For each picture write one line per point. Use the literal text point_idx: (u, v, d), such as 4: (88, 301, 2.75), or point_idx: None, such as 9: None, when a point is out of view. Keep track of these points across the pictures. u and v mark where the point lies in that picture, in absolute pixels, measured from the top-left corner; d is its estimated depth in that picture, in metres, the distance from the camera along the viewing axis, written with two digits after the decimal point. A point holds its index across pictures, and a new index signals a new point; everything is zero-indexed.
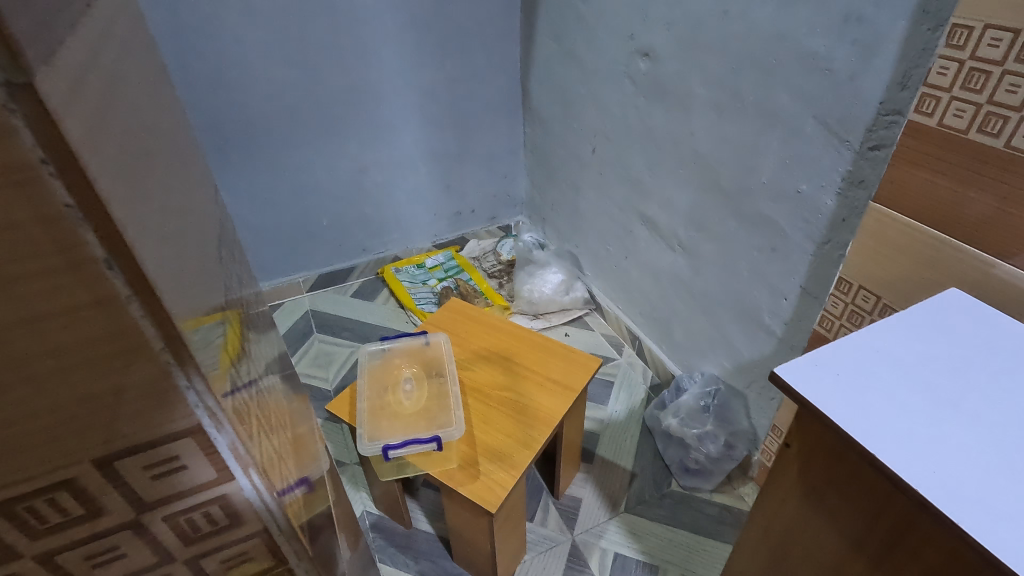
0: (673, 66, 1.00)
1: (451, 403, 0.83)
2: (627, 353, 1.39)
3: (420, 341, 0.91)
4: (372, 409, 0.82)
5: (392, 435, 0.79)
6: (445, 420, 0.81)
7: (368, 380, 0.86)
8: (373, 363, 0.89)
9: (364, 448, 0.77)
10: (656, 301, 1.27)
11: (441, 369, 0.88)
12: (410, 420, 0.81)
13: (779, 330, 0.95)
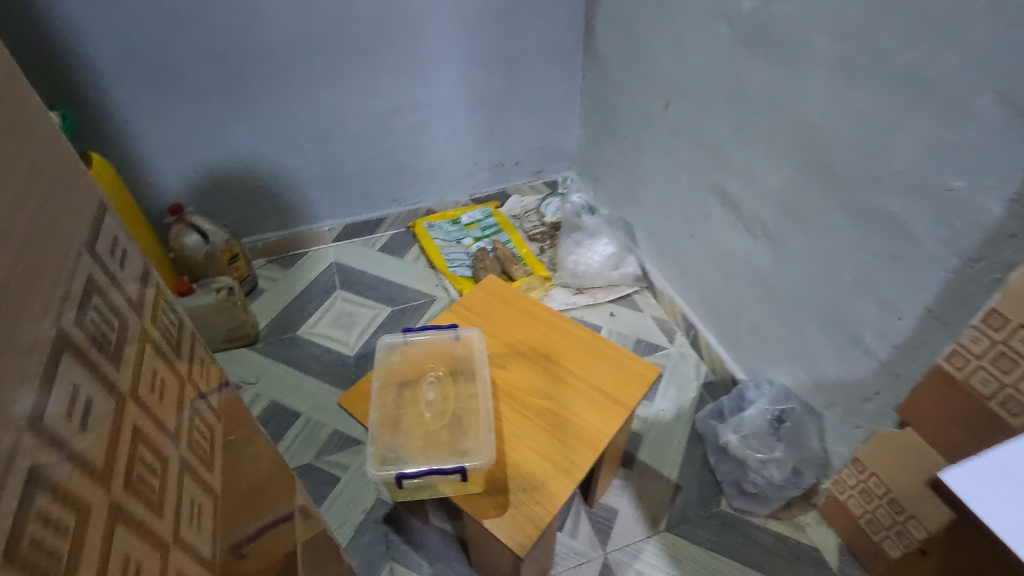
0: (789, 7, 0.78)
1: (480, 419, 0.68)
2: (679, 343, 1.23)
3: (449, 337, 0.76)
4: (386, 420, 0.68)
5: (408, 457, 0.65)
6: (472, 442, 0.66)
7: (384, 382, 0.72)
8: (391, 361, 0.74)
9: (374, 471, 0.63)
10: (721, 291, 1.10)
11: (471, 374, 0.73)
12: (430, 437, 0.67)
13: (883, 354, 0.78)
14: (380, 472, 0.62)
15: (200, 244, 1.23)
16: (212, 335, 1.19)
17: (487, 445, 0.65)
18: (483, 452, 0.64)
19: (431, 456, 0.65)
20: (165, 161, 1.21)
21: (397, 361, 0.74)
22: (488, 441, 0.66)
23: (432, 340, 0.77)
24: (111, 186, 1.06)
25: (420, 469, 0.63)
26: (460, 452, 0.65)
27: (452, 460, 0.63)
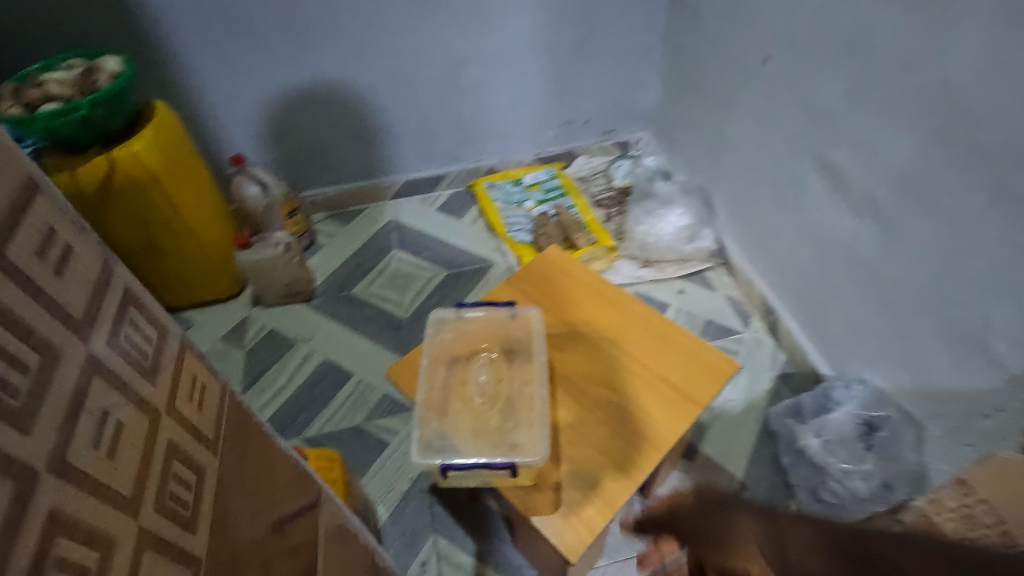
0: None
1: (535, 412, 0.63)
2: (754, 327, 1.12)
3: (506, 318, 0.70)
4: (435, 404, 0.64)
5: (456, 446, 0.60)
6: (526, 437, 0.61)
7: (434, 361, 0.68)
8: (442, 338, 0.70)
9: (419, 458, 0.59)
10: (812, 275, 0.97)
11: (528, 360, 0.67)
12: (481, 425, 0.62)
13: (1016, 366, 0.65)
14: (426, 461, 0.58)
15: (261, 197, 1.22)
16: (270, 289, 1.20)
17: (541, 441, 0.60)
18: (534, 450, 0.59)
19: (482, 450, 0.60)
20: (228, 110, 1.19)
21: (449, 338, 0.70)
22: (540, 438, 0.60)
23: (486, 317, 0.71)
24: (180, 134, 1.05)
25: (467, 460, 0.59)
26: (512, 448, 0.60)
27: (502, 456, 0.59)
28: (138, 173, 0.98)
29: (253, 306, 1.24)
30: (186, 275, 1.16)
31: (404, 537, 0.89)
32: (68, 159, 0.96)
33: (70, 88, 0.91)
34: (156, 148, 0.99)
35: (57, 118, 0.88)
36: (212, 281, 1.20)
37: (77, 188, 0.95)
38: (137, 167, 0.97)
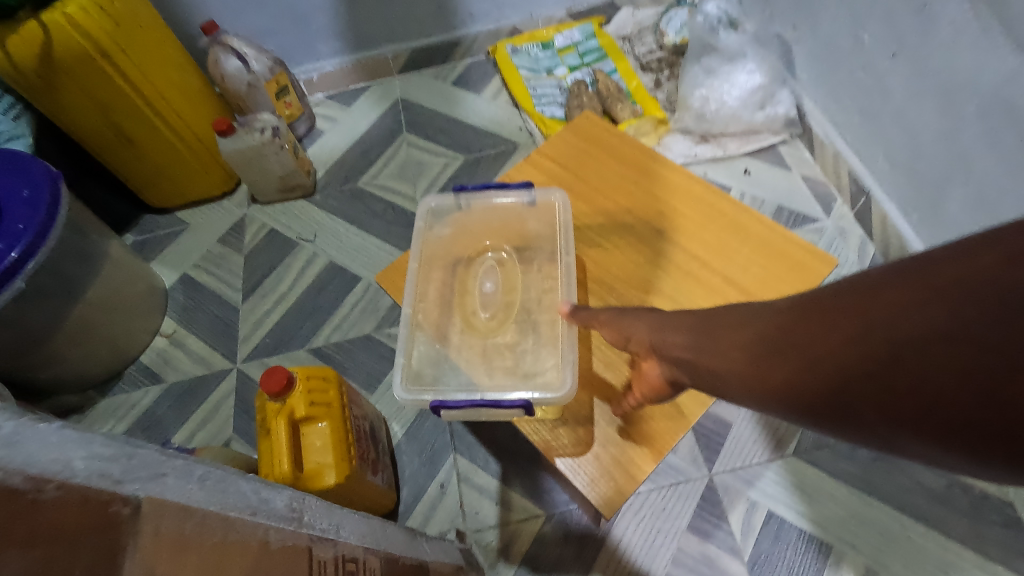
0: None
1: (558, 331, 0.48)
2: (838, 214, 0.92)
3: (524, 209, 0.54)
4: (428, 318, 0.50)
5: (454, 378, 0.48)
6: (546, 367, 0.47)
7: (429, 265, 0.53)
8: (441, 236, 0.54)
9: (403, 389, 0.45)
10: (930, 144, 0.74)
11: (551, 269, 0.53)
12: (488, 352, 0.49)
13: None
14: (411, 392, 0.44)
15: (243, 72, 1.03)
16: (264, 185, 1.05)
17: (565, 365, 0.44)
18: (557, 381, 0.45)
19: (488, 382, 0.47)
20: None
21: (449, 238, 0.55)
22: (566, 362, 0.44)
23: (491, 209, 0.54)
24: None
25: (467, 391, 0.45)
26: (526, 380, 0.46)
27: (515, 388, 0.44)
28: (81, 42, 0.80)
29: (251, 204, 1.11)
30: (168, 169, 1.02)
31: (420, 457, 0.80)
32: None
33: None
34: (96, 8, 0.81)
35: None
36: (199, 177, 1.06)
37: (13, 64, 0.80)
38: (78, 35, 0.80)
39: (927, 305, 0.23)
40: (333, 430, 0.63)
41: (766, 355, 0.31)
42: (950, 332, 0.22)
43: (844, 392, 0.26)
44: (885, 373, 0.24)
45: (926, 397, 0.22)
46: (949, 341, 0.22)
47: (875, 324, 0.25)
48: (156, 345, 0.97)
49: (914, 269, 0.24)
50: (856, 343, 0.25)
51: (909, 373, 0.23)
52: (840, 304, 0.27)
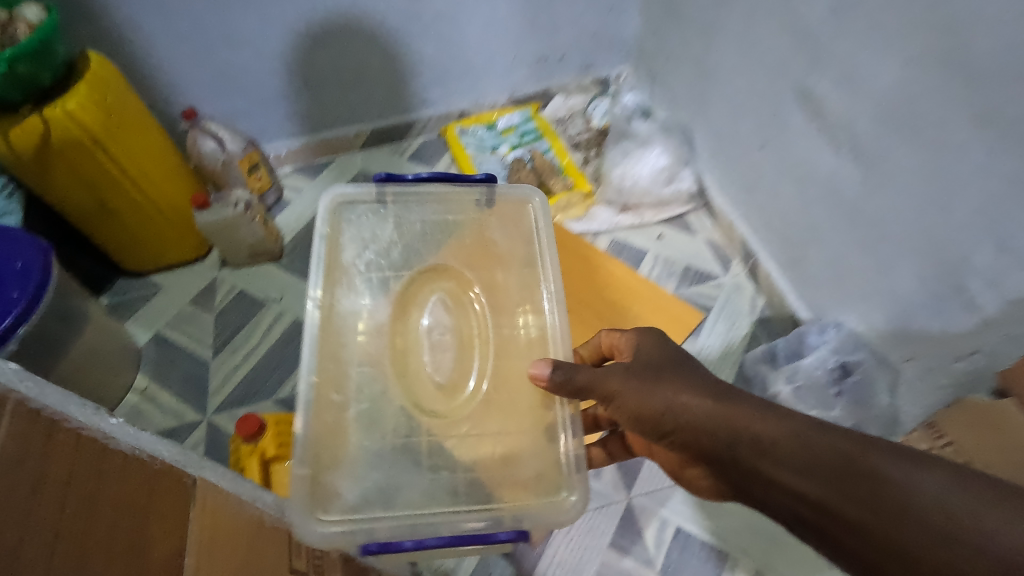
0: None
1: (513, 299, 0.71)
2: (734, 273, 1.09)
3: (444, 190, 0.73)
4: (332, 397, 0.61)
5: (405, 378, 0.66)
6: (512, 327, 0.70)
7: (354, 275, 0.69)
8: (350, 253, 0.69)
9: (300, 532, 0.52)
10: (793, 218, 0.93)
11: (481, 244, 0.73)
12: (435, 329, 0.70)
13: (990, 310, 0.62)
14: (322, 531, 0.53)
15: (218, 153, 1.17)
16: (235, 251, 1.16)
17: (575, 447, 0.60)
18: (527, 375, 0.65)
19: (434, 369, 0.67)
20: (175, 61, 1.11)
21: (364, 250, 0.70)
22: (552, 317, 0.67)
23: (434, 235, 0.73)
24: (119, 88, 0.98)
25: (396, 523, 0.55)
26: (470, 496, 0.58)
27: (512, 514, 0.56)
28: (77, 132, 0.92)
29: (221, 268, 1.21)
30: (147, 237, 1.12)
31: None
32: (5, 121, 0.90)
33: None
34: (93, 104, 0.93)
35: None
36: (172, 243, 1.16)
37: (13, 151, 0.90)
38: (76, 127, 0.91)
39: (938, 480, 0.39)
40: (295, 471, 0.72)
41: (802, 448, 0.43)
42: (947, 499, 0.38)
43: (848, 496, 0.40)
44: (891, 504, 0.39)
45: (913, 526, 0.37)
46: (945, 502, 0.38)
47: (890, 471, 0.40)
48: (130, 400, 1.04)
49: (910, 457, 0.41)
50: (875, 478, 0.40)
51: (912, 511, 0.38)
52: (859, 443, 0.42)
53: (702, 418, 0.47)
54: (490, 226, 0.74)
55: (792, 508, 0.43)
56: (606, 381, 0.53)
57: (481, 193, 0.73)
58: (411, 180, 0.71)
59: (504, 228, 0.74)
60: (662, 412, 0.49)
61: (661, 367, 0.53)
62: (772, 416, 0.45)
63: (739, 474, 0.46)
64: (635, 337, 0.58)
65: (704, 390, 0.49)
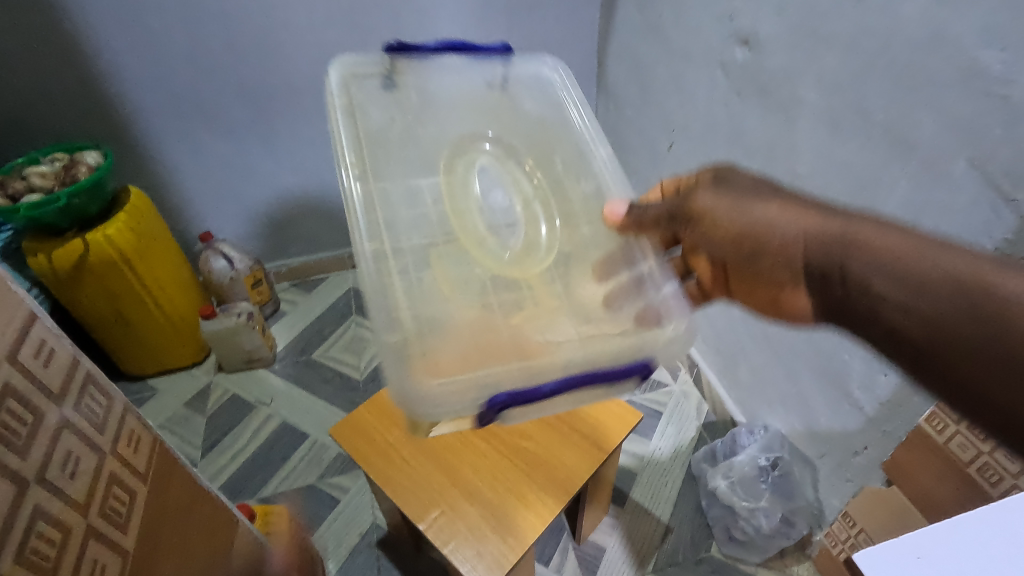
0: (778, 61, 0.78)
1: (554, 162, 0.71)
2: (682, 380, 1.21)
3: (459, 63, 0.71)
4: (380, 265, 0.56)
5: (465, 235, 0.66)
6: (561, 182, 0.70)
7: (393, 156, 0.66)
8: (377, 134, 0.66)
9: (412, 404, 0.44)
10: (724, 334, 1.09)
11: (513, 117, 0.73)
12: (490, 194, 0.71)
13: (871, 410, 0.78)
14: (437, 399, 0.44)
15: (227, 270, 1.32)
16: (231, 356, 1.28)
17: (662, 278, 0.56)
18: (591, 210, 0.66)
19: (499, 234, 0.68)
20: (197, 192, 1.31)
21: (388, 121, 0.67)
22: (595, 157, 0.68)
23: (457, 114, 0.72)
24: (151, 216, 1.15)
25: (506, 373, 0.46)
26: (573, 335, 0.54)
27: (627, 349, 0.49)
28: (111, 253, 1.07)
29: (216, 372, 1.31)
30: (152, 342, 1.23)
31: None
32: (49, 242, 1.04)
33: (52, 181, 1.02)
34: (128, 230, 1.09)
35: (39, 209, 0.98)
36: (175, 349, 1.27)
37: (51, 268, 1.04)
38: (111, 249, 1.06)
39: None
40: (290, 549, 0.79)
41: (892, 246, 0.43)
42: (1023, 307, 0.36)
43: (923, 292, 0.41)
44: (962, 303, 0.38)
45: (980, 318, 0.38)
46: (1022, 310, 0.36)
47: (978, 274, 0.39)
48: None
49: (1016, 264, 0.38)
50: (962, 279, 0.39)
51: (984, 310, 0.37)
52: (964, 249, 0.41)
53: (805, 239, 0.48)
54: (517, 92, 0.73)
55: (892, 316, 0.43)
56: (694, 202, 0.55)
57: (496, 69, 0.72)
58: (428, 47, 0.69)
59: (531, 92, 0.73)
60: (761, 233, 0.50)
61: (760, 193, 0.52)
62: (888, 230, 0.45)
63: (846, 290, 0.46)
64: (720, 169, 0.57)
65: (810, 210, 0.49)
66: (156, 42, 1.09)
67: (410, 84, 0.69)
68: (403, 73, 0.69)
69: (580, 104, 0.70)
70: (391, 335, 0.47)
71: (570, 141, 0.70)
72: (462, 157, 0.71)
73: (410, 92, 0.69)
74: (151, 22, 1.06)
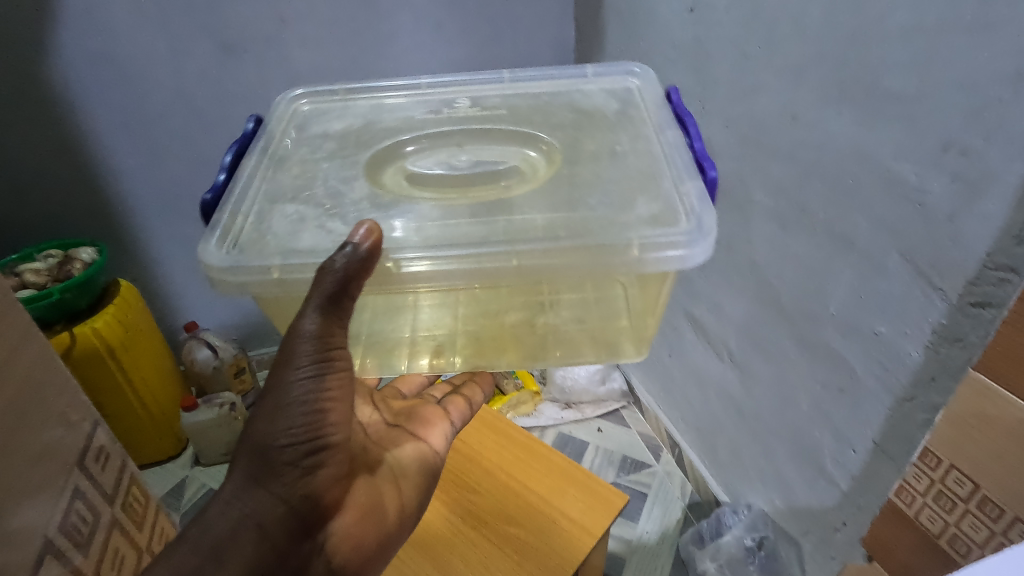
0: (731, 165, 0.88)
1: (420, 118, 0.63)
2: (665, 461, 1.24)
3: (259, 160, 0.57)
4: (480, 281, 0.47)
5: (492, 191, 0.53)
6: (461, 111, 0.63)
7: (320, 213, 0.51)
8: (289, 233, 0.49)
9: (682, 251, 0.45)
10: (702, 413, 1.12)
11: (338, 136, 0.61)
12: (451, 160, 0.58)
13: (844, 484, 0.82)
14: (692, 220, 0.46)
15: (210, 359, 1.33)
16: (212, 447, 1.25)
17: (636, 113, 0.60)
18: (489, 111, 0.63)
19: (509, 165, 0.56)
20: (184, 282, 1.34)
21: (291, 216, 0.51)
22: (447, 92, 0.66)
23: (276, 162, 0.57)
24: (139, 308, 1.17)
25: (643, 204, 0.49)
26: (618, 159, 0.54)
27: (657, 131, 0.56)
28: (97, 344, 1.08)
29: (193, 466, 1.28)
30: (130, 437, 1.21)
31: None
32: None
33: (45, 276, 1.05)
34: (116, 322, 1.11)
35: (30, 303, 1.01)
36: (153, 441, 1.24)
37: None
38: (97, 340, 1.08)
39: None
40: None
41: None
42: None
43: None
44: None
45: None
46: None
47: None
48: None
49: None
50: None
51: None
52: None
53: None
54: (305, 127, 0.62)
55: None
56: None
57: (268, 142, 0.60)
58: (220, 182, 0.52)
59: (326, 118, 0.64)
60: None
61: None
62: None
63: None
64: None
65: None
66: (159, 147, 1.17)
67: (242, 213, 0.51)
68: (225, 218, 0.50)
69: (357, 89, 0.66)
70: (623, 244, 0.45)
71: (405, 104, 0.65)
72: (385, 155, 0.58)
73: (250, 220, 0.51)
74: (154, 129, 1.15)
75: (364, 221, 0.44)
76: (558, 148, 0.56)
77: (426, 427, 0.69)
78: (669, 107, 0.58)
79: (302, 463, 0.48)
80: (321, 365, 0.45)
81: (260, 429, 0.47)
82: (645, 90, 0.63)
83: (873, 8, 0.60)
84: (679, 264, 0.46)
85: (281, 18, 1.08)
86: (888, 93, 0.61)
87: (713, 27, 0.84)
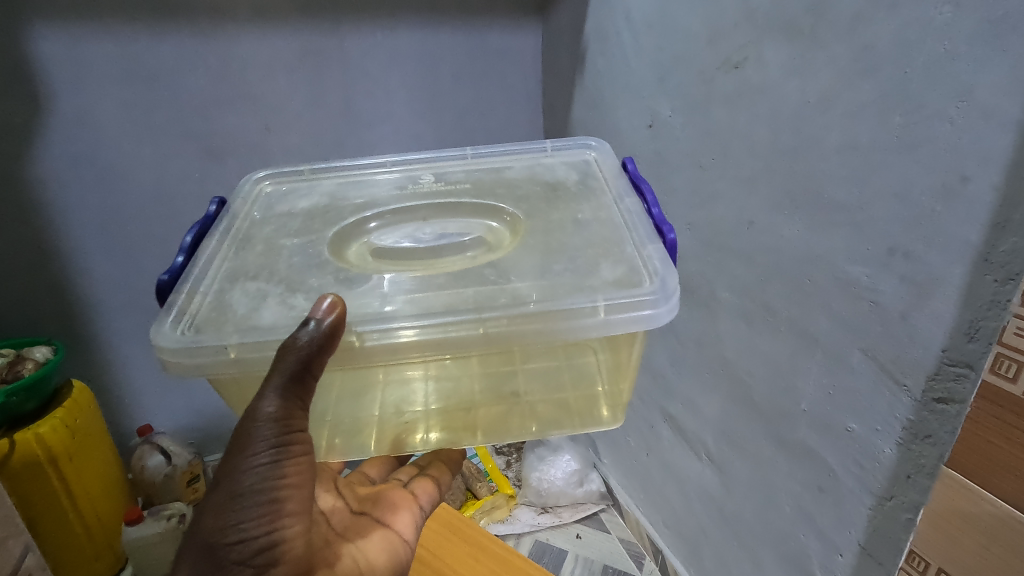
0: (696, 266, 0.92)
1: (388, 194, 0.65)
2: (648, 570, 1.17)
3: (225, 240, 0.57)
4: (450, 352, 0.47)
5: (457, 262, 0.55)
6: (427, 186, 0.66)
7: (282, 289, 0.51)
8: (249, 310, 0.49)
9: (649, 311, 0.47)
10: (683, 515, 1.08)
11: (306, 212, 0.62)
12: (417, 233, 0.61)
13: None
14: (656, 281, 0.47)
15: (163, 466, 1.24)
16: (155, 567, 1.14)
17: (597, 182, 0.63)
18: (455, 185, 0.66)
19: (474, 236, 0.58)
20: (143, 384, 1.29)
21: (251, 292, 0.50)
22: (413, 169, 0.69)
23: (239, 240, 0.58)
24: (90, 412, 1.11)
25: (603, 272, 0.50)
26: (582, 227, 0.56)
27: (618, 198, 0.59)
28: (38, 453, 1.00)
29: None
30: (62, 560, 1.08)
31: None
32: None
33: None
34: (63, 427, 1.04)
35: None
36: (86, 566, 1.11)
37: None
38: (38, 448, 1.00)
39: None
40: None
41: None
42: None
43: None
44: None
45: None
46: None
47: None
48: None
49: None
50: None
51: None
52: None
53: None
54: (273, 206, 0.63)
55: None
56: None
57: (231, 222, 0.60)
58: (180, 263, 0.52)
59: (295, 195, 0.65)
60: None
61: None
62: None
63: None
64: None
65: None
66: (133, 246, 1.17)
67: (200, 292, 0.51)
68: (182, 298, 0.49)
69: (323, 169, 0.69)
70: (583, 310, 0.46)
71: (371, 181, 0.68)
72: (353, 230, 0.60)
73: (208, 299, 0.50)
74: (130, 229, 1.15)
75: (328, 295, 0.44)
76: (522, 218, 0.59)
77: (393, 513, 0.64)
78: (627, 176, 0.62)
79: (254, 561, 0.44)
80: (279, 449, 0.43)
81: (209, 527, 0.43)
82: (603, 161, 0.67)
83: (812, 130, 0.67)
84: (646, 324, 0.47)
85: (266, 127, 1.14)
86: (834, 202, 0.66)
87: (671, 143, 0.91)
